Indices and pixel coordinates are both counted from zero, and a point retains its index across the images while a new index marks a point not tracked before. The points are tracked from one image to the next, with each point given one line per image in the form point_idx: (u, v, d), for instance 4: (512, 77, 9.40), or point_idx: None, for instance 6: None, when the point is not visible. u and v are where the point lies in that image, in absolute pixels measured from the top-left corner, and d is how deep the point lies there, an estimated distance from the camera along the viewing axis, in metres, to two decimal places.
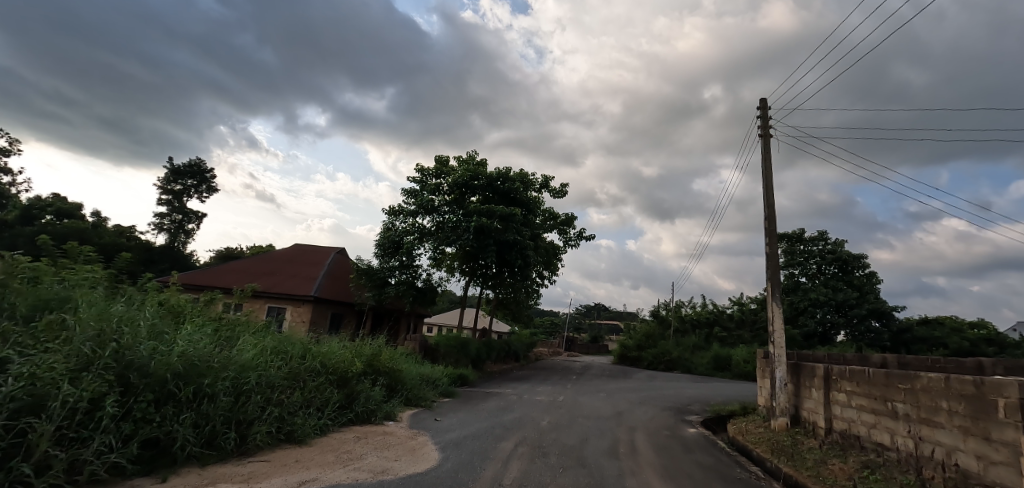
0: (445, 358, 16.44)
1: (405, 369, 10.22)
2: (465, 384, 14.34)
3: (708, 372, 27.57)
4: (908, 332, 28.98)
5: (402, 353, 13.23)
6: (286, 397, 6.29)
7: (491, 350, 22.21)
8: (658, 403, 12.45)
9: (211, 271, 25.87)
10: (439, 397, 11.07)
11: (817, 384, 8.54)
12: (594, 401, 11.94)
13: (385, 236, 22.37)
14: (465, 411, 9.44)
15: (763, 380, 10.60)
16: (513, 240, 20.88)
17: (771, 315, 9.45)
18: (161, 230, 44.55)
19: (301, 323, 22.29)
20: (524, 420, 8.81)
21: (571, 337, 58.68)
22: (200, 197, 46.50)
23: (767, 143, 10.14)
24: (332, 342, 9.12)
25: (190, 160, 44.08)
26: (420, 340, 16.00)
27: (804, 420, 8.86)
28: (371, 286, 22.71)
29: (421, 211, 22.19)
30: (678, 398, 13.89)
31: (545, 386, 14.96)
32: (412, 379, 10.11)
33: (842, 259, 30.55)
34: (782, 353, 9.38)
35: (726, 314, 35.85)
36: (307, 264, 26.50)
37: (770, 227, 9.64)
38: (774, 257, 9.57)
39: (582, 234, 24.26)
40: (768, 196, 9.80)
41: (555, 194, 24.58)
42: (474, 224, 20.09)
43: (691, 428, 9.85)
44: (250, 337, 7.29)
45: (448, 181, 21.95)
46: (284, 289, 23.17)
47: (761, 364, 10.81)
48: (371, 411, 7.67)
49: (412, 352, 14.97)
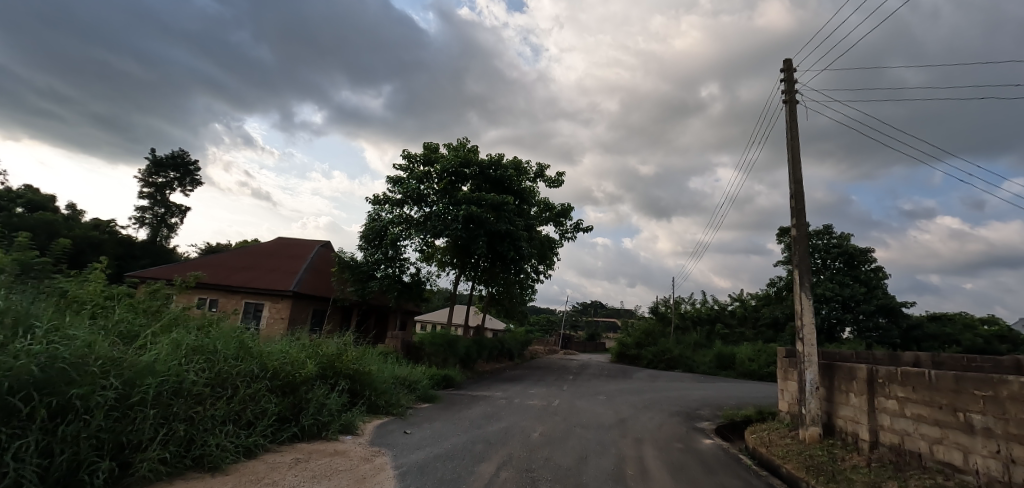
0: (431, 358, 15.05)
1: (377, 369, 8.90)
2: (451, 386, 12.99)
3: (711, 371, 26.37)
4: (918, 329, 27.82)
5: (379, 353, 11.86)
6: (200, 412, 4.93)
7: (484, 348, 20.88)
8: (665, 408, 11.15)
9: (187, 265, 24.57)
10: (416, 403, 9.71)
11: (858, 388, 7.23)
12: (594, 406, 10.61)
13: (369, 227, 20.92)
14: (444, 420, 8.08)
15: (787, 383, 9.27)
16: (505, 230, 19.49)
17: (799, 309, 8.12)
18: (142, 224, 42.91)
19: (280, 320, 21.01)
20: (512, 432, 7.44)
21: (568, 335, 57.39)
22: (185, 189, 44.95)
23: (793, 110, 8.83)
24: (286, 340, 7.78)
25: (173, 151, 42.43)
26: (401, 338, 14.68)
27: (840, 430, 7.56)
28: (354, 280, 21.17)
29: (407, 200, 20.77)
30: (685, 401, 12.58)
31: (539, 388, 13.64)
32: (386, 381, 8.80)
33: (849, 253, 29.27)
34: (812, 352, 8.01)
35: (727, 311, 34.86)
36: (290, 258, 24.99)
37: (797, 207, 8.34)
38: (802, 241, 8.25)
39: (580, 226, 22.92)
40: (795, 170, 8.48)
41: (550, 183, 23.23)
42: (462, 212, 18.71)
43: (706, 439, 8.51)
44: (172, 333, 5.96)
45: (437, 169, 20.55)
46: (262, 284, 21.85)
47: (785, 365, 9.48)
48: (325, 422, 6.34)
49: (393, 351, 13.62)
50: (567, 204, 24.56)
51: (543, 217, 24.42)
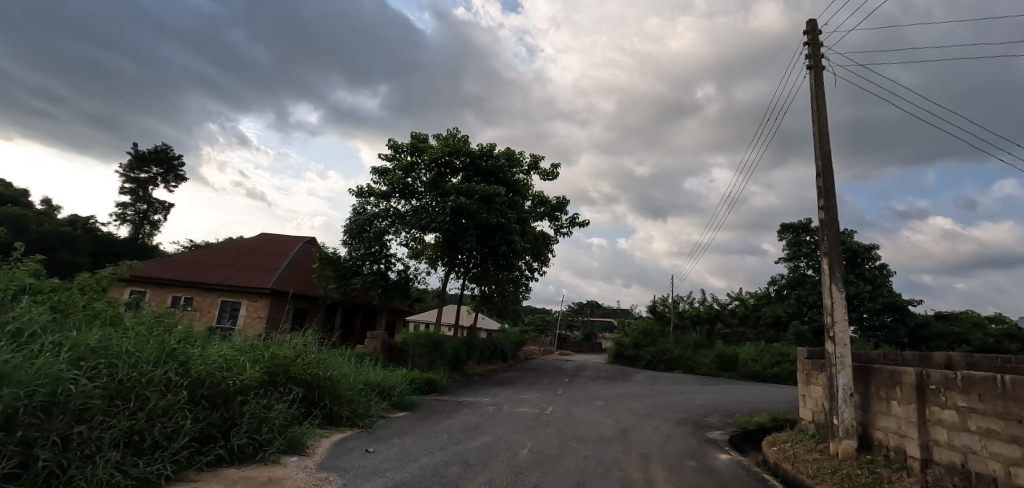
0: (414, 360, 13.83)
1: (343, 372, 7.80)
2: (434, 391, 11.80)
3: (712, 372, 25.31)
4: (925, 329, 27.00)
5: (351, 356, 10.68)
6: (84, 432, 3.82)
7: (475, 349, 19.67)
8: (670, 416, 10.01)
9: (164, 262, 23.39)
10: (389, 411, 8.57)
11: (903, 396, 6.14)
12: (592, 414, 9.46)
13: (353, 221, 19.66)
14: (418, 434, 6.93)
15: (811, 388, 8.17)
16: (497, 223, 18.30)
17: (830, 303, 7.03)
18: (124, 221, 41.54)
19: (257, 320, 19.84)
20: (495, 449, 6.30)
21: (564, 335, 56.18)
22: (169, 185, 43.58)
23: (819, 76, 7.76)
24: (232, 343, 6.64)
25: (156, 145, 41.04)
26: (383, 339, 13.43)
27: (881, 445, 6.46)
28: (336, 277, 19.95)
29: (394, 192, 19.54)
30: (691, 406, 11.50)
31: (531, 393, 12.50)
32: (352, 385, 7.69)
33: (853, 250, 28.21)
34: (846, 353, 6.87)
35: (728, 310, 33.93)
36: (271, 254, 23.73)
37: (825, 186, 7.30)
38: (834, 225, 7.17)
39: (576, 220, 21.80)
40: (822, 146, 7.43)
41: (545, 176, 22.14)
42: (451, 204, 17.50)
43: (722, 454, 7.38)
44: (74, 333, 4.83)
45: (425, 159, 19.37)
46: (239, 281, 20.69)
47: (807, 368, 8.38)
48: (266, 440, 5.22)
49: (371, 353, 12.41)
50: (562, 198, 23.43)
51: (537, 212, 23.33)
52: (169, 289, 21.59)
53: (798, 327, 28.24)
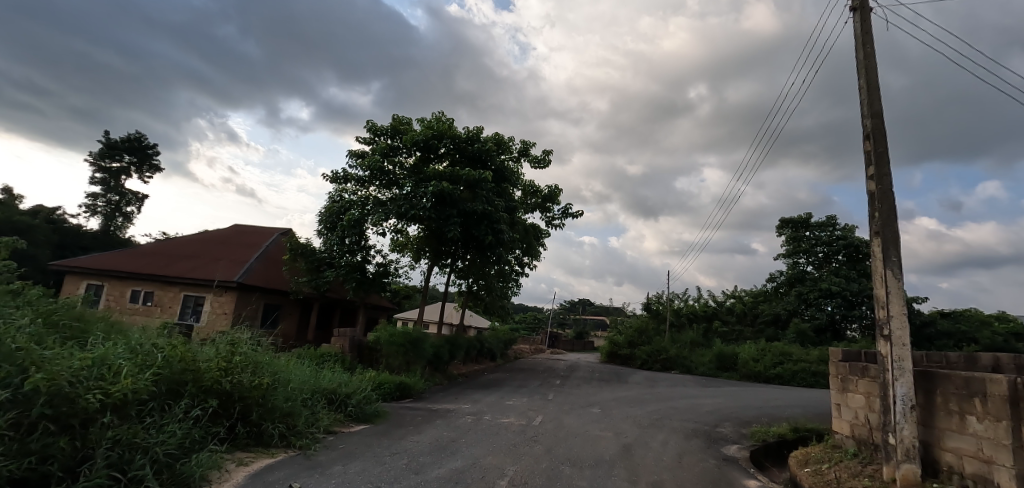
0: (388, 361, 12.38)
1: (283, 376, 6.37)
2: (408, 397, 10.35)
3: (711, 373, 24.07)
4: (931, 327, 25.92)
5: (306, 360, 9.18)
6: None
7: (459, 349, 18.16)
8: (679, 426, 8.65)
9: (123, 254, 21.59)
10: (344, 424, 7.10)
11: (988, 410, 4.79)
12: (587, 425, 8.05)
13: (327, 209, 18.04)
14: (369, 457, 5.44)
15: (852, 397, 6.82)
16: (482, 211, 16.76)
17: (886, 293, 5.68)
18: (94, 213, 39.51)
19: (223, 316, 18.18)
20: (465, 480, 4.82)
21: (555, 333, 54.83)
22: (143, 176, 41.54)
23: (866, 19, 6.46)
24: (128, 343, 5.15)
25: (129, 133, 39.02)
26: (352, 337, 11.84)
27: (956, 472, 5.10)
28: (308, 269, 18.43)
29: (373, 178, 17.99)
30: (699, 414, 10.14)
31: (517, 398, 11.06)
32: (293, 392, 6.27)
33: (853, 246, 28.58)
34: (907, 355, 5.51)
35: (725, 307, 32.70)
36: (241, 246, 22.05)
37: (877, 149, 5.97)
38: (888, 198, 5.83)
39: (568, 211, 20.42)
40: (872, 101, 6.11)
41: (536, 163, 20.75)
42: (432, 189, 16.00)
43: (749, 479, 6.02)
44: None
45: (406, 142, 17.84)
46: (204, 273, 19.03)
47: (845, 372, 7.06)
48: (135, 481, 3.76)
49: (336, 355, 10.92)
50: (555, 188, 22.00)
51: (527, 203, 21.91)
52: (128, 283, 19.91)
53: (800, 326, 27.17)
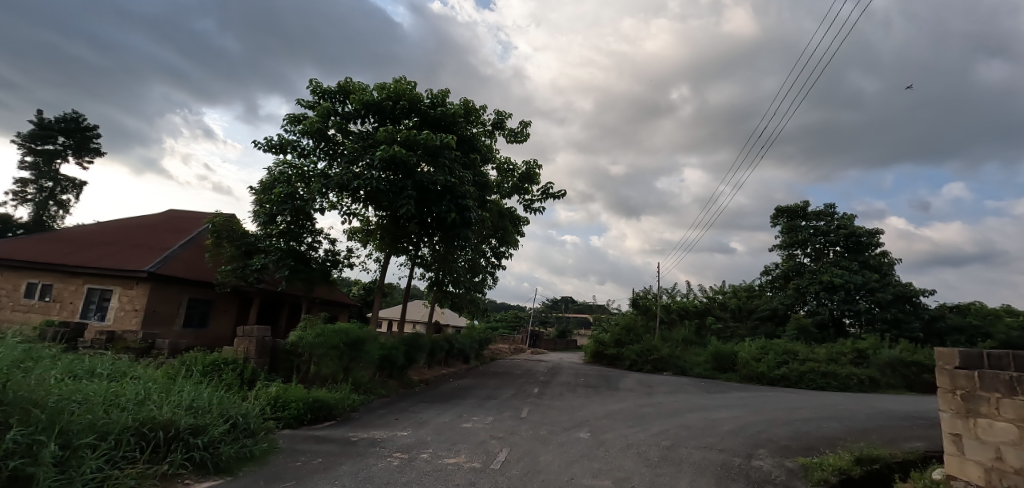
0: (316, 368, 9.53)
1: (28, 407, 3.64)
2: (326, 419, 7.56)
3: (707, 374, 21.65)
4: (941, 322, 25.16)
5: (162, 379, 6.28)
6: None
7: (422, 350, 15.30)
8: (706, 463, 5.99)
9: (19, 241, 18.08)
10: (175, 483, 4.31)
11: None
12: (571, 468, 5.37)
13: (259, 184, 14.95)
14: None
15: (994, 424, 4.34)
16: (443, 183, 13.88)
17: None
18: (25, 200, 35.44)
19: (132, 313, 15.04)
20: None
21: (537, 332, 52.06)
22: (82, 161, 37.50)
23: None
24: None
25: (65, 113, 35.00)
26: (261, 338, 8.86)
27: None
28: (237, 256, 15.33)
29: (316, 148, 15.00)
30: (724, 436, 7.52)
31: (479, 417, 8.32)
32: (37, 436, 3.53)
33: (854, 236, 26.67)
34: None
35: (717, 302, 29.89)
36: (167, 232, 18.84)
37: None
38: None
39: (548, 191, 17.80)
40: None
41: (511, 136, 18.03)
42: (380, 154, 13.10)
43: None
44: None
45: (354, 104, 14.83)
46: (112, 262, 15.81)
47: (972, 385, 4.60)
48: None
49: (231, 365, 8.07)
50: (533, 167, 19.31)
51: (503, 185, 19.18)
52: (23, 274, 16.56)
53: (801, 320, 25.05)
